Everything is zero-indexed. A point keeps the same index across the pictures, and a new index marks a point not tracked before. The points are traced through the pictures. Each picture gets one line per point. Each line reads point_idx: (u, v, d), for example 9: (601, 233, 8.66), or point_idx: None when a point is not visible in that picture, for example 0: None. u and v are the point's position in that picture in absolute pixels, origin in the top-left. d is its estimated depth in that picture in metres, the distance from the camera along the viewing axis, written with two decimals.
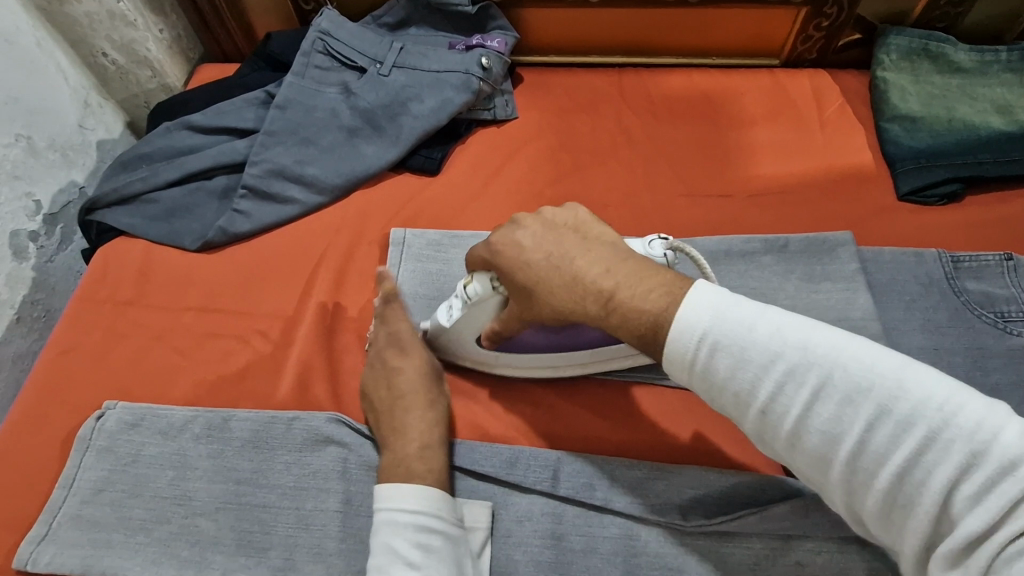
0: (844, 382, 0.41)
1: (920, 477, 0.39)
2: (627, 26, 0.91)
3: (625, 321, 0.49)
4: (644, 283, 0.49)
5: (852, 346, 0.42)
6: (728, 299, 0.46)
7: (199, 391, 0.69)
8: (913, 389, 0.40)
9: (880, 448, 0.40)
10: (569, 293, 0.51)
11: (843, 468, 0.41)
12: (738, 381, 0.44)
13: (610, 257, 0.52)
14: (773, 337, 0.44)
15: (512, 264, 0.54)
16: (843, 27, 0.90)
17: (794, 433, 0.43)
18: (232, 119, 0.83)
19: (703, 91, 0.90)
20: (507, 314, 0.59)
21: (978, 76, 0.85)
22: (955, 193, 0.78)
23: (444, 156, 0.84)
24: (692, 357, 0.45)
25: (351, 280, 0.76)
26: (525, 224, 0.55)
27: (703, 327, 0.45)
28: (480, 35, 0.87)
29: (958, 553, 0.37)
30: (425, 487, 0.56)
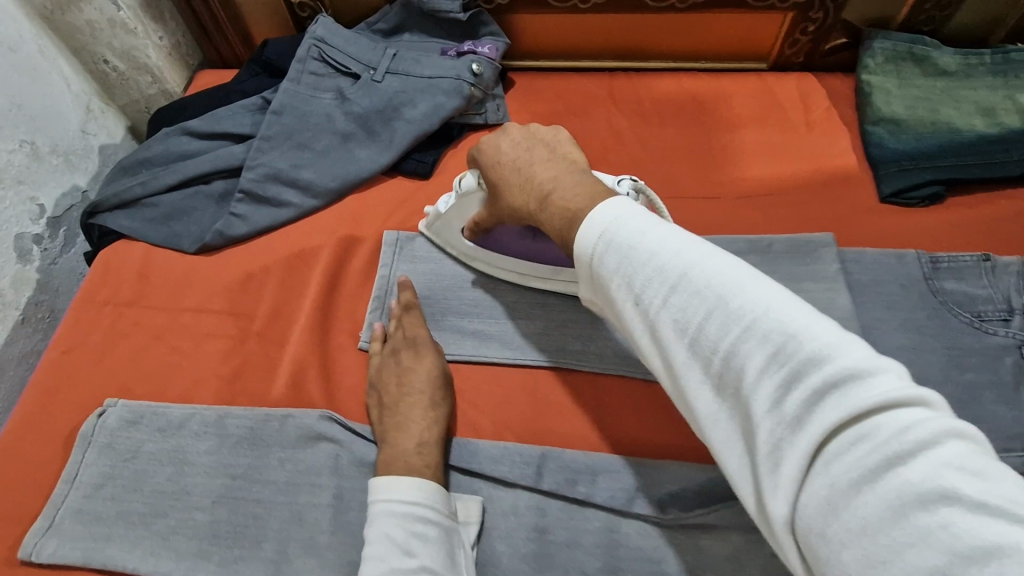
0: (703, 285, 0.43)
1: (755, 377, 0.39)
2: (616, 32, 0.92)
3: (552, 216, 0.56)
4: (576, 190, 0.55)
5: (726, 260, 0.44)
6: (627, 211, 0.49)
7: (197, 389, 0.72)
8: (769, 298, 0.40)
9: (726, 346, 0.41)
10: (522, 191, 0.62)
11: (689, 355, 0.43)
12: (616, 276, 0.47)
13: (562, 165, 0.60)
14: (652, 241, 0.46)
15: (491, 161, 0.66)
16: (830, 31, 0.91)
17: (656, 327, 0.45)
18: (230, 125, 0.85)
19: (691, 94, 0.92)
20: (485, 211, 0.71)
21: (962, 79, 0.86)
22: (937, 195, 0.79)
23: (436, 160, 0.86)
24: (587, 253, 0.50)
25: (346, 281, 0.78)
26: (509, 132, 0.66)
27: (603, 227, 0.49)
28: (472, 41, 0.89)
29: (772, 462, 0.37)
30: (424, 480, 0.59)
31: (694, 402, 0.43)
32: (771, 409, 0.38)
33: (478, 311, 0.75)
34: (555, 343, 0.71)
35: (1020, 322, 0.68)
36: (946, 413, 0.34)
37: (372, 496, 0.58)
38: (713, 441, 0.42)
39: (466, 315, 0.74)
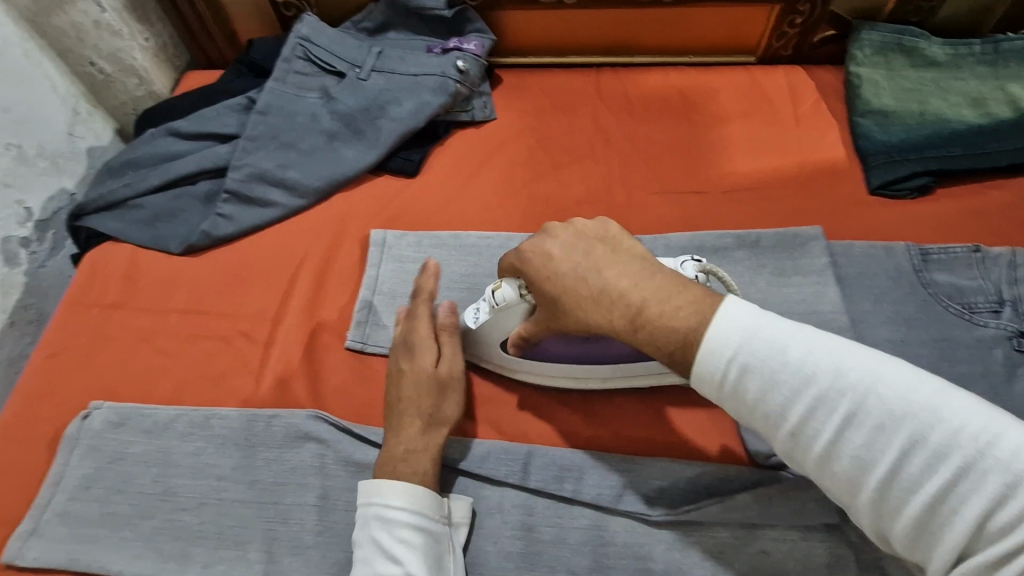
0: (880, 411, 0.42)
1: (960, 508, 0.39)
2: (602, 28, 0.92)
3: (654, 336, 0.50)
4: (675, 300, 0.50)
5: (890, 374, 0.43)
6: (761, 322, 0.47)
7: (183, 391, 0.71)
8: (954, 416, 0.40)
9: (917, 478, 0.41)
10: (598, 307, 0.52)
11: (872, 491, 0.42)
12: (765, 405, 0.46)
13: (638, 271, 0.52)
14: (806, 362, 0.45)
15: (541, 271, 0.55)
16: (818, 23, 0.90)
17: (823, 460, 0.44)
18: (215, 125, 0.84)
19: (679, 89, 0.91)
20: (532, 324, 0.59)
21: (952, 69, 0.85)
22: (926, 186, 0.79)
23: (422, 158, 0.86)
24: (718, 379, 0.47)
25: (332, 281, 0.78)
26: (555, 234, 0.56)
27: (734, 350, 0.46)
28: (457, 39, 0.88)
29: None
30: (411, 487, 0.57)
31: (882, 525, 0.43)
32: (981, 537, 0.38)
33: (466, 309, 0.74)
34: None
35: (1011, 312, 0.67)
36: None
37: (361, 499, 0.58)
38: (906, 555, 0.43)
39: None
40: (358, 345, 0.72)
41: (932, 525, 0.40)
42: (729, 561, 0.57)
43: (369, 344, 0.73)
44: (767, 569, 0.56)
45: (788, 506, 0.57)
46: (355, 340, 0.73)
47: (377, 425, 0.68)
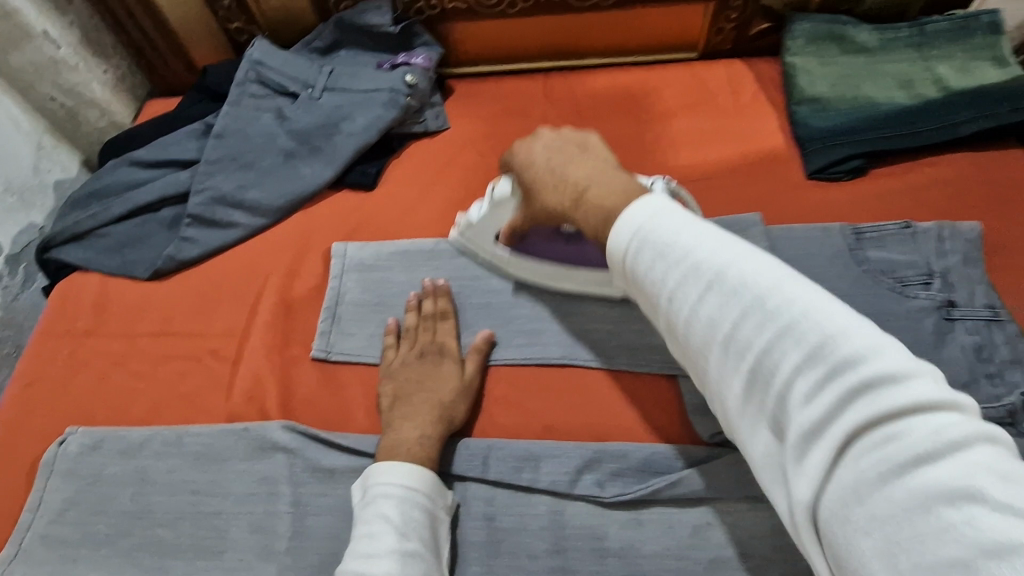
0: (738, 282, 0.43)
1: (789, 382, 0.39)
2: (546, 33, 0.94)
3: (589, 213, 0.56)
4: (612, 190, 0.56)
5: (762, 259, 0.44)
6: (659, 208, 0.50)
7: (156, 411, 0.73)
8: (804, 299, 0.40)
9: (756, 344, 0.41)
10: (557, 192, 0.61)
11: (719, 352, 0.43)
12: (649, 275, 0.48)
13: (598, 167, 0.60)
14: (687, 239, 0.47)
15: (523, 162, 0.65)
16: (752, 18, 0.93)
17: (686, 324, 0.45)
18: (175, 152, 0.87)
19: (626, 87, 0.94)
20: (520, 218, 0.69)
21: (882, 54, 0.88)
22: (859, 167, 0.82)
23: (379, 170, 0.88)
24: (619, 251, 0.51)
25: (297, 295, 0.80)
26: (541, 136, 0.65)
27: (637, 226, 0.50)
28: (406, 53, 0.91)
29: (798, 455, 0.37)
30: (425, 471, 0.61)
31: (723, 397, 0.43)
32: (801, 407, 0.37)
33: None
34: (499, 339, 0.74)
35: (938, 284, 0.71)
36: (977, 416, 0.34)
37: (375, 477, 0.60)
38: (739, 435, 0.43)
39: None
40: (323, 354, 0.75)
41: (768, 400, 0.40)
42: (681, 536, 0.60)
43: (334, 352, 0.75)
44: (716, 541, 0.60)
45: (734, 481, 0.61)
46: (320, 350, 0.75)
47: (344, 430, 0.70)
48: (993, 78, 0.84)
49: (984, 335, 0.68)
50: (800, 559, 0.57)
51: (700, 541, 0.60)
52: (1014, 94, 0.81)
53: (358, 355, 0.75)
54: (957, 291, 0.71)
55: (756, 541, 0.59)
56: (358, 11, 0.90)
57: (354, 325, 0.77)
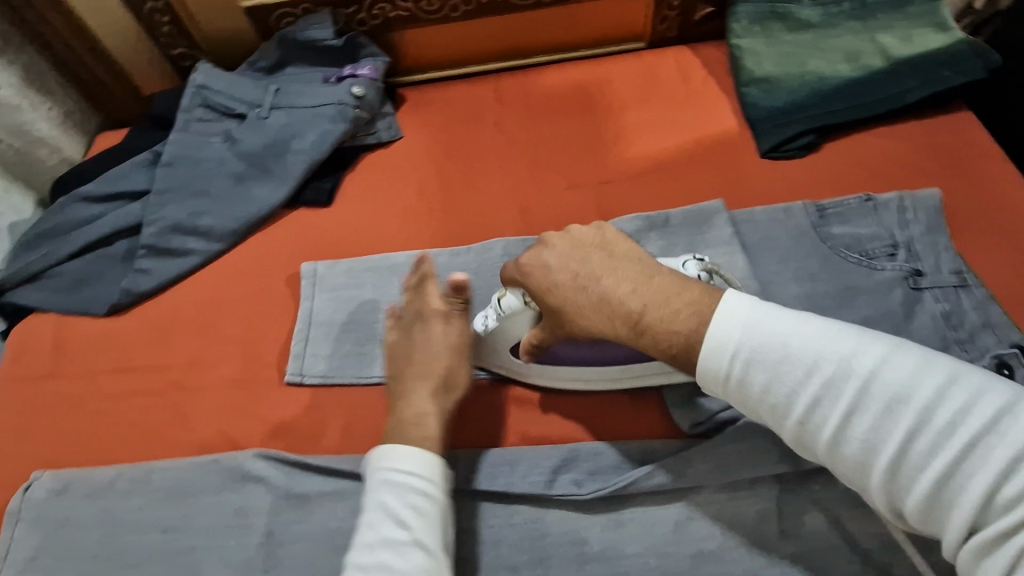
0: (870, 383, 0.49)
1: (958, 484, 0.45)
2: (493, 35, 0.94)
3: (659, 339, 0.56)
4: (674, 303, 0.56)
5: (897, 360, 0.49)
6: (765, 312, 0.53)
7: (123, 449, 0.72)
8: (960, 400, 0.46)
9: (902, 441, 0.47)
10: (601, 315, 0.58)
11: (872, 460, 0.48)
12: (773, 395, 0.52)
13: (636, 276, 0.59)
14: (816, 350, 0.51)
15: (540, 282, 0.61)
16: (695, 3, 0.93)
17: (825, 436, 0.50)
18: (125, 184, 0.86)
19: (577, 82, 0.94)
20: (542, 331, 0.63)
21: (825, 28, 0.88)
22: (811, 143, 0.83)
23: (334, 186, 0.87)
24: (714, 372, 0.54)
25: (260, 318, 0.78)
26: (551, 244, 0.62)
27: (734, 339, 0.53)
28: (351, 65, 0.90)
29: (985, 549, 0.44)
30: (427, 452, 0.60)
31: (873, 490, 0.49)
32: (955, 486, 0.45)
33: None
34: None
35: (904, 254, 0.72)
36: None
37: (373, 464, 0.60)
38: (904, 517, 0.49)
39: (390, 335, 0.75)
40: (297, 378, 0.73)
41: (932, 500, 0.46)
42: (661, 533, 0.60)
43: (307, 375, 0.73)
44: (697, 535, 0.59)
45: (711, 472, 0.60)
46: (293, 374, 0.73)
47: (316, 452, 0.69)
48: (933, 44, 0.83)
49: (952, 302, 0.68)
50: (779, 544, 0.58)
51: (681, 536, 0.59)
52: (955, 58, 0.82)
53: (332, 376, 0.73)
54: (924, 261, 0.71)
55: (736, 530, 0.59)
56: (300, 27, 0.89)
57: (321, 345, 0.75)
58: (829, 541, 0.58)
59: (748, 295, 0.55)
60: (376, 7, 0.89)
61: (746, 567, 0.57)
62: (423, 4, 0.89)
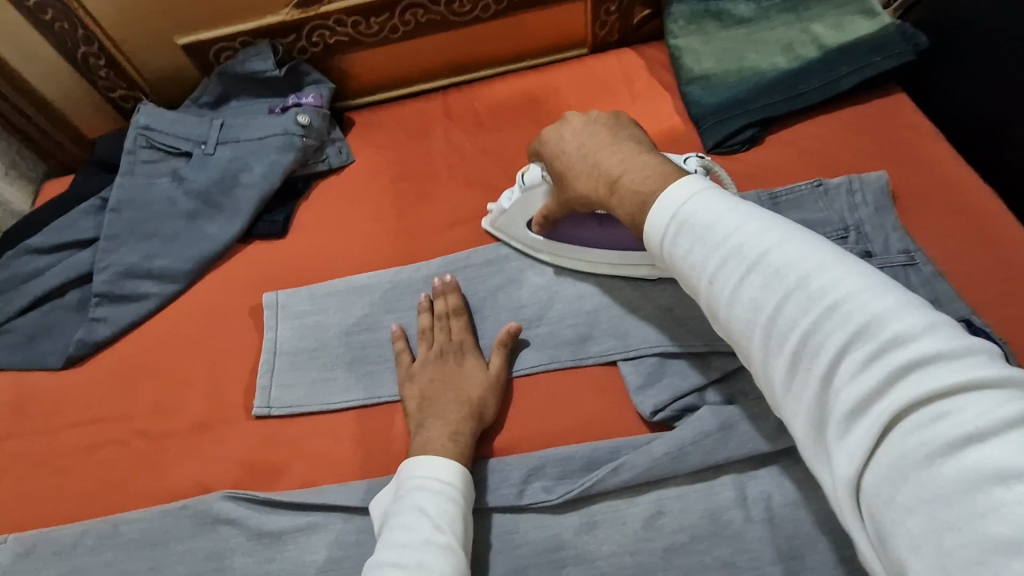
0: (781, 264, 0.45)
1: (822, 351, 0.41)
2: (436, 52, 0.95)
3: (624, 201, 0.58)
4: (647, 171, 0.58)
5: (807, 243, 0.46)
6: (700, 192, 0.52)
7: (87, 505, 0.70)
8: (850, 280, 0.42)
9: (795, 324, 0.43)
10: (590, 178, 0.63)
11: (765, 336, 0.45)
12: (690, 258, 0.51)
13: (630, 152, 0.62)
14: (737, 220, 0.49)
15: (552, 150, 0.67)
16: (632, 6, 0.94)
17: (729, 308, 0.48)
18: (73, 232, 0.84)
19: (523, 93, 0.94)
20: (550, 202, 0.70)
21: (761, 23, 0.90)
22: (754, 137, 0.84)
23: (287, 216, 0.86)
24: (655, 237, 0.54)
25: (220, 354, 0.76)
26: (572, 120, 0.68)
27: (673, 211, 0.53)
28: (296, 94, 0.90)
29: (834, 422, 0.40)
30: (458, 467, 0.59)
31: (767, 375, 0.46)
32: (842, 386, 0.40)
33: (368, 353, 0.73)
34: None
35: (854, 237, 0.71)
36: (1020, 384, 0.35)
37: (409, 471, 0.59)
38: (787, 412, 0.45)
39: (358, 356, 0.73)
40: (265, 410, 0.70)
41: (799, 367, 0.43)
42: (634, 531, 0.58)
43: (275, 407, 0.71)
44: (669, 528, 0.58)
45: (676, 461, 0.59)
46: (261, 407, 0.71)
47: (284, 487, 0.67)
48: (863, 31, 0.85)
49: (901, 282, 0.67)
50: (747, 528, 0.56)
51: (654, 532, 0.58)
52: (885, 43, 0.83)
53: (302, 405, 0.71)
54: (873, 242, 0.70)
55: (709, 521, 0.57)
56: (240, 60, 0.88)
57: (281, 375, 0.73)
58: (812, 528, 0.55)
59: (700, 181, 0.54)
60: (315, 34, 0.89)
61: (721, 558, 0.56)
62: (362, 28, 0.89)
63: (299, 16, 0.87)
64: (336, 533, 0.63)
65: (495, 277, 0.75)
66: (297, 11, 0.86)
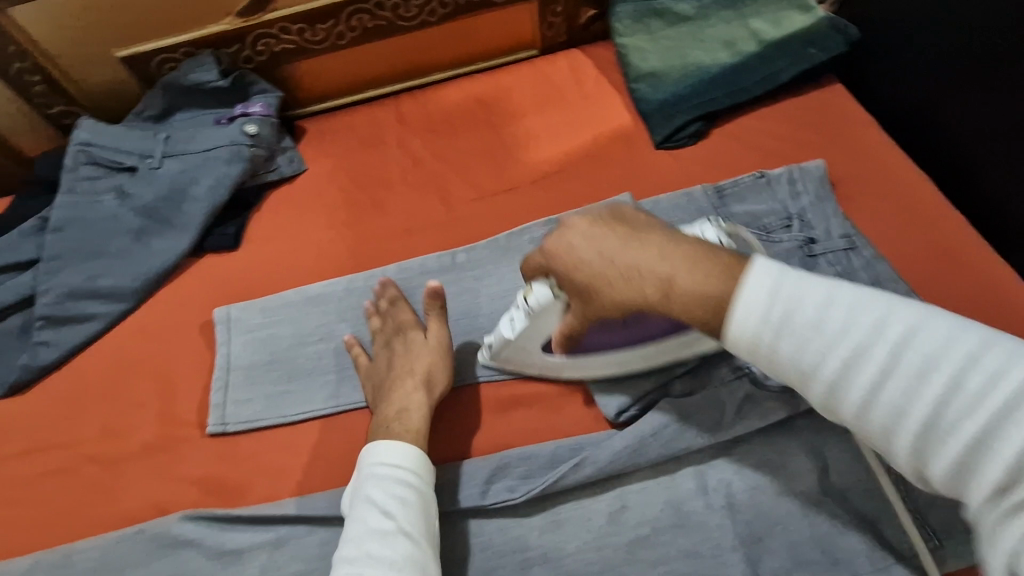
0: (917, 357, 0.43)
1: (989, 451, 0.39)
2: (386, 57, 0.94)
3: (691, 307, 0.51)
4: (703, 268, 0.51)
5: (936, 326, 0.43)
6: (790, 276, 0.48)
7: (34, 537, 0.67)
8: (999, 363, 0.40)
9: (954, 419, 0.41)
10: (627, 286, 0.53)
11: (913, 435, 0.42)
12: (798, 358, 0.47)
13: (663, 246, 0.53)
14: (848, 308, 0.46)
15: (567, 265, 0.55)
16: (578, 8, 0.96)
17: (863, 408, 0.45)
18: (12, 255, 0.81)
19: (475, 95, 0.95)
20: (574, 320, 0.58)
21: (702, 21, 0.91)
22: (700, 130, 0.86)
23: (239, 229, 0.84)
24: (746, 339, 0.49)
25: (175, 373, 0.74)
26: (574, 227, 0.56)
27: (763, 307, 0.48)
28: (242, 104, 0.88)
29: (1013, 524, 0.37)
30: (404, 441, 0.60)
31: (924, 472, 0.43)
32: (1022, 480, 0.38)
33: (328, 364, 0.72)
34: None
35: (798, 225, 0.74)
36: None
37: (360, 463, 0.60)
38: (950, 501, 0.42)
39: (317, 369, 0.72)
40: (220, 428, 0.69)
41: (963, 470, 0.40)
42: (598, 527, 0.58)
43: (230, 423, 0.69)
44: (633, 521, 0.57)
45: (637, 454, 0.59)
46: (215, 424, 0.69)
47: (243, 505, 0.65)
48: (798, 25, 0.87)
49: (844, 264, 0.70)
50: (708, 516, 0.57)
51: (617, 526, 0.57)
52: (818, 37, 0.86)
53: (259, 420, 0.69)
54: (816, 229, 0.73)
55: (672, 511, 0.57)
56: (184, 71, 0.86)
57: (238, 390, 0.71)
58: (771, 510, 0.56)
59: (779, 263, 0.50)
60: (260, 43, 0.88)
61: (685, 547, 0.56)
62: (308, 35, 0.89)
63: (243, 24, 0.85)
64: (300, 548, 0.62)
65: (450, 283, 0.75)
66: (240, 20, 0.85)
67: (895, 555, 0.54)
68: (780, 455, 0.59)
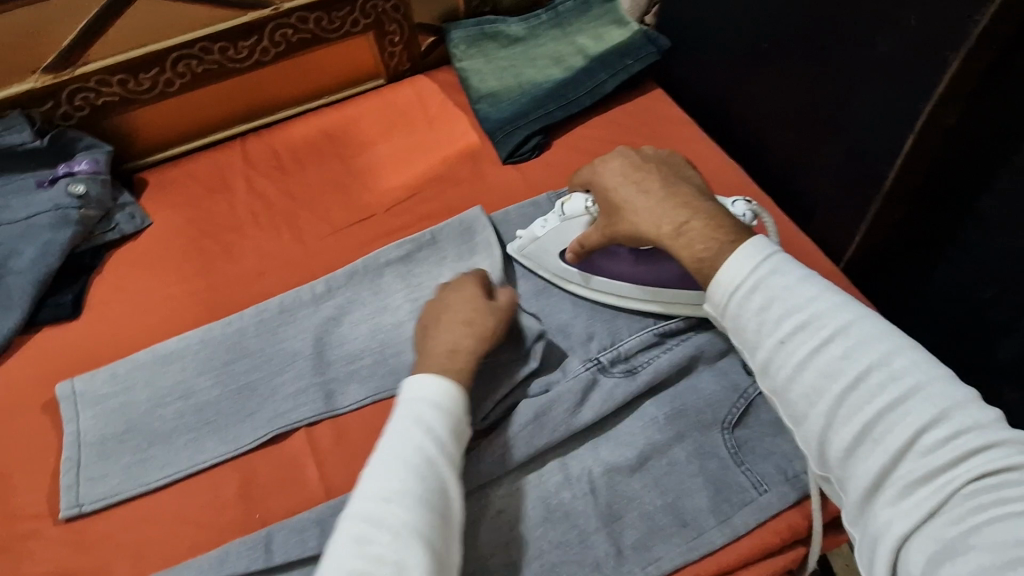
0: (857, 341, 0.44)
1: (897, 431, 0.40)
2: (223, 100, 0.93)
3: (692, 244, 0.54)
4: (717, 221, 0.54)
5: (879, 322, 0.45)
6: (776, 252, 0.50)
7: None
8: (926, 367, 0.42)
9: (871, 397, 0.42)
10: (649, 215, 0.58)
11: (831, 404, 0.44)
12: (761, 317, 0.48)
13: (692, 195, 0.57)
14: (818, 289, 0.47)
15: (608, 186, 0.63)
16: (414, 35, 0.99)
17: (795, 372, 0.46)
18: None
19: (323, 130, 0.95)
20: (594, 232, 0.66)
21: (533, 39, 0.99)
22: (540, 143, 0.91)
23: (77, 296, 0.79)
24: (722, 292, 0.50)
25: (15, 466, 0.68)
26: (629, 155, 0.64)
27: (745, 272, 0.49)
28: (65, 164, 0.83)
29: (897, 497, 0.40)
30: (454, 389, 0.57)
31: (823, 442, 0.44)
32: (916, 459, 0.39)
33: (188, 422, 0.69)
34: (257, 420, 0.68)
35: None
36: None
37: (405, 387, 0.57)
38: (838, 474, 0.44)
39: (174, 432, 0.68)
40: (74, 511, 0.64)
41: (865, 444, 0.42)
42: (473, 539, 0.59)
43: (87, 503, 0.64)
44: (507, 525, 0.59)
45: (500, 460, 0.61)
46: (69, 508, 0.64)
47: None
48: (617, 39, 0.96)
49: None
50: (574, 504, 0.60)
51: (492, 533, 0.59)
52: (633, 48, 0.95)
53: (114, 495, 0.65)
54: None
55: (542, 507, 0.60)
56: None
57: (88, 468, 0.66)
58: (631, 489, 0.61)
59: (773, 244, 0.51)
60: (77, 97, 0.83)
61: (556, 538, 0.59)
62: (131, 85, 0.85)
63: (52, 81, 0.81)
64: None
65: (312, 317, 0.74)
66: (48, 76, 0.81)
67: (732, 506, 0.60)
68: (631, 437, 0.64)
